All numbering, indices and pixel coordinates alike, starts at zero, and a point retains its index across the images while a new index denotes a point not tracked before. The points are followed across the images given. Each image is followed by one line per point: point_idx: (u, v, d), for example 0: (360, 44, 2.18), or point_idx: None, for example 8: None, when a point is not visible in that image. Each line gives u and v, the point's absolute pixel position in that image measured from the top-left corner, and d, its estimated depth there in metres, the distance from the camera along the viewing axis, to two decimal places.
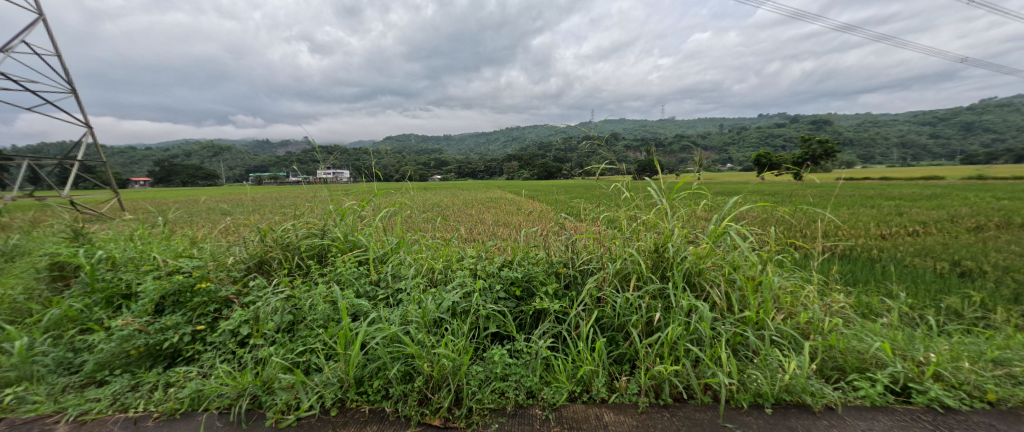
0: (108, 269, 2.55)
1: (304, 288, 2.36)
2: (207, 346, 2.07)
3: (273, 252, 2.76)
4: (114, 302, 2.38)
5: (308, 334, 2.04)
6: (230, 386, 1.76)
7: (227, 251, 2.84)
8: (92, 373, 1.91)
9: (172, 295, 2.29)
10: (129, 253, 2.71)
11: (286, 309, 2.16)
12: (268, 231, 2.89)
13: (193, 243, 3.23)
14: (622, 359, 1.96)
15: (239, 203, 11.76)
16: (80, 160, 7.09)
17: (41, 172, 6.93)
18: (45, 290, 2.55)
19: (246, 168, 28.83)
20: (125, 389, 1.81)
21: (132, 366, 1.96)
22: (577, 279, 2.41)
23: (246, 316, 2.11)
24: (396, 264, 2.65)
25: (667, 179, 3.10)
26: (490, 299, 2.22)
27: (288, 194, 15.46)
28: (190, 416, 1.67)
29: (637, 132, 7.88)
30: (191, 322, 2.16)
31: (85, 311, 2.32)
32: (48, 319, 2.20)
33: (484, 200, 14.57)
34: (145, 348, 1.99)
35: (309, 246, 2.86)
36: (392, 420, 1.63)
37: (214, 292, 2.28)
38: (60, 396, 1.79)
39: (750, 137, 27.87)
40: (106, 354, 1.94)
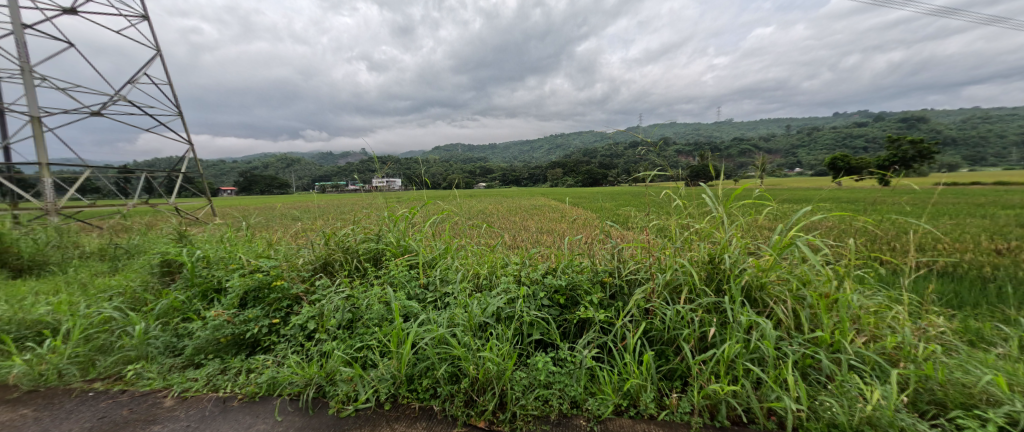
0: (203, 266, 2.93)
1: (362, 289, 2.56)
2: (280, 337, 2.31)
3: (335, 255, 3.01)
4: (208, 296, 2.76)
5: (365, 332, 2.21)
6: (299, 375, 1.95)
7: (297, 252, 3.12)
8: (191, 357, 2.22)
9: (253, 291, 2.59)
10: (218, 253, 3.09)
11: (346, 307, 2.36)
12: (331, 235, 3.16)
13: (269, 245, 3.62)
14: (673, 375, 1.87)
15: (306, 210, 12.99)
16: (182, 172, 8.25)
17: (155, 183, 8.15)
18: (158, 282, 3.04)
19: (313, 177, 31.60)
20: (217, 372, 2.07)
21: (221, 352, 2.25)
22: (623, 290, 2.35)
23: (312, 312, 2.33)
24: (444, 268, 2.78)
25: (726, 185, 2.90)
26: (533, 306, 2.23)
27: (347, 202, 16.72)
28: (267, 400, 1.87)
29: (690, 136, 7.41)
30: (268, 315, 2.44)
31: (187, 302, 2.70)
32: (159, 308, 2.60)
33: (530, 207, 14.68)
34: (232, 336, 2.27)
35: (366, 250, 3.09)
36: (440, 419, 1.70)
37: (287, 289, 2.57)
38: (166, 374, 2.10)
39: (824, 138, 25.17)
40: (202, 341, 2.25)
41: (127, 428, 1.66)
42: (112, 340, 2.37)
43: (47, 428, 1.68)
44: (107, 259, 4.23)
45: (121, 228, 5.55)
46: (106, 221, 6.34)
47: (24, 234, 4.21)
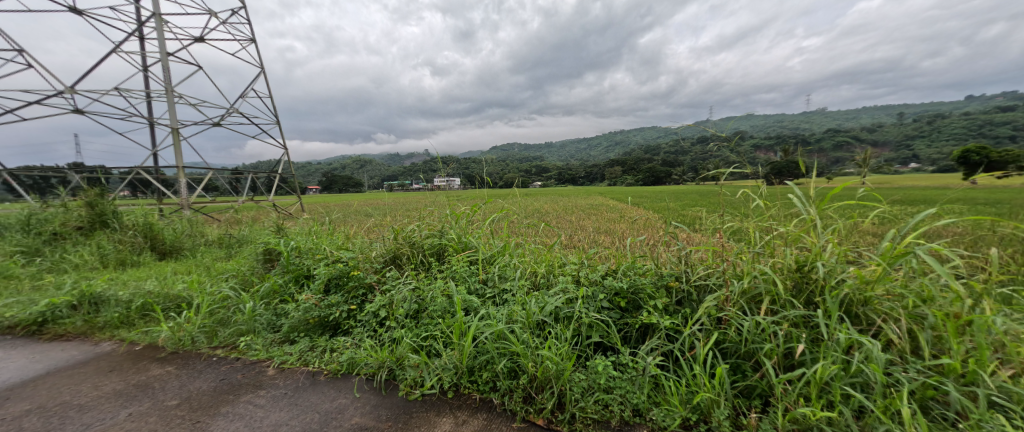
0: (296, 255, 3.33)
1: (426, 282, 2.71)
2: (357, 322, 2.55)
3: (403, 249, 3.22)
4: (299, 281, 3.13)
5: (430, 322, 2.34)
6: (374, 358, 2.13)
7: (370, 245, 3.40)
8: (287, 333, 2.54)
9: (335, 279, 2.88)
10: (307, 244, 3.49)
11: (412, 298, 2.52)
12: (399, 230, 3.39)
13: (347, 238, 4.00)
14: (751, 393, 1.70)
15: (377, 207, 14.11)
16: (279, 173, 9.46)
17: (258, 183, 9.45)
18: (261, 267, 3.51)
19: (384, 177, 34.22)
20: (307, 349, 2.35)
21: (310, 332, 2.54)
22: (691, 296, 2.19)
23: (383, 301, 2.53)
24: (502, 265, 2.83)
25: (818, 184, 2.55)
26: (593, 307, 2.17)
27: (412, 200, 17.84)
28: (346, 377, 2.07)
29: (771, 129, 6.67)
30: (347, 301, 2.70)
31: (283, 286, 3.09)
32: (263, 290, 3.02)
33: (588, 207, 14.33)
34: (318, 318, 2.56)
35: (430, 245, 3.27)
36: (499, 412, 1.73)
37: (362, 278, 2.82)
38: (267, 347, 2.43)
39: (952, 128, 20.94)
40: (295, 321, 2.57)
41: (240, 390, 1.96)
42: (229, 315, 2.81)
43: (185, 383, 2.04)
44: (224, 246, 5.01)
45: (234, 220, 6.54)
46: (224, 214, 7.51)
47: (168, 224, 5.17)
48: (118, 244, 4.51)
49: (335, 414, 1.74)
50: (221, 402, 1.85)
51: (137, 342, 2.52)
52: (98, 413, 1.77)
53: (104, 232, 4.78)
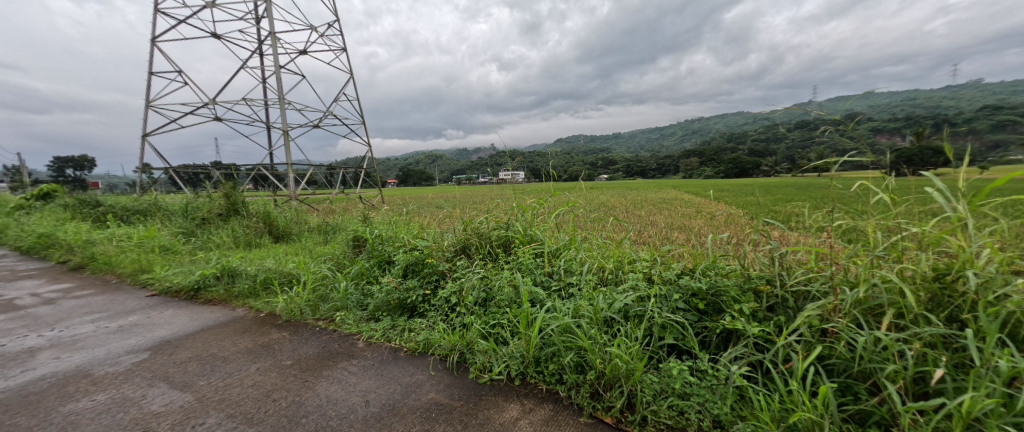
0: (379, 242, 3.67)
1: (494, 271, 2.80)
2: (431, 306, 2.74)
3: (471, 239, 3.35)
4: (382, 265, 3.46)
5: (497, 311, 2.42)
6: (446, 341, 2.27)
7: (442, 235, 3.59)
8: (373, 312, 2.83)
9: (412, 265, 3.12)
10: (388, 233, 3.82)
11: (481, 287, 2.62)
12: (468, 221, 3.53)
13: (422, 228, 4.30)
14: (864, 420, 1.46)
15: (449, 199, 14.88)
16: (365, 168, 10.46)
17: (349, 177, 10.57)
18: (351, 251, 3.94)
19: (455, 170, 36.04)
20: (389, 327, 2.60)
21: (392, 312, 2.80)
22: (786, 303, 1.94)
23: (455, 288, 2.67)
24: (568, 259, 2.80)
25: (971, 175, 2.06)
26: (667, 307, 2.04)
27: (480, 192, 18.50)
28: (422, 356, 2.24)
29: (899, 109, 5.52)
30: (422, 286, 2.90)
31: (369, 269, 3.44)
32: (353, 272, 3.40)
33: (661, 201, 13.46)
34: (398, 300, 2.80)
35: (497, 236, 3.35)
36: (565, 404, 1.73)
37: (436, 266, 3.01)
38: (357, 323, 2.73)
39: None
40: (379, 301, 2.84)
41: (337, 358, 2.24)
42: (327, 292, 3.22)
43: (296, 347, 2.40)
44: (323, 233, 5.72)
45: (330, 210, 7.43)
46: (322, 204, 8.58)
47: (281, 213, 6.06)
48: (246, 229, 5.42)
49: (414, 388, 1.89)
50: (322, 366, 2.14)
51: (261, 310, 3.03)
52: (235, 364, 2.17)
53: (236, 218, 5.78)
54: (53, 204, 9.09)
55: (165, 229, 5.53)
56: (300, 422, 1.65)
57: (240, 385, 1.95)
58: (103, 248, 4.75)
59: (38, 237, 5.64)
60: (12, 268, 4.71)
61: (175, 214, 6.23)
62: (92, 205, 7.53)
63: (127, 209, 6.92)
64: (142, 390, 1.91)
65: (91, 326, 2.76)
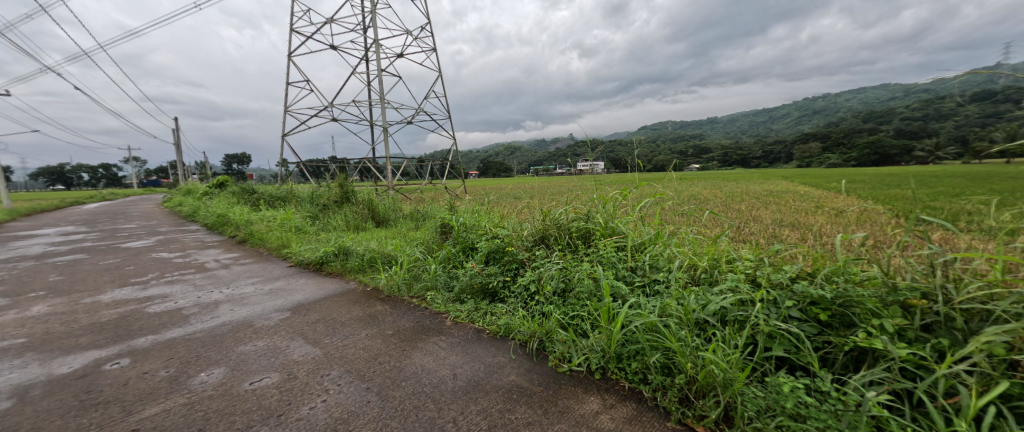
0: (463, 229, 3.89)
1: (574, 263, 2.77)
2: (511, 293, 2.83)
3: (550, 230, 3.34)
4: (466, 251, 3.67)
5: (576, 303, 2.40)
6: (526, 327, 2.33)
7: (522, 225, 3.64)
8: (458, 294, 3.03)
9: (494, 252, 3.25)
10: (472, 221, 4.02)
11: (560, 277, 2.62)
12: (547, 212, 3.51)
13: (503, 217, 4.43)
14: None
15: (527, 190, 15.06)
16: (449, 160, 11.08)
17: (434, 169, 11.33)
18: (438, 237, 4.24)
19: (530, 161, 36.54)
20: (473, 309, 2.75)
21: (475, 295, 2.96)
22: (945, 323, 1.58)
23: (534, 276, 2.73)
24: (654, 254, 2.64)
25: None
26: (775, 315, 1.82)
27: (558, 183, 18.40)
28: (503, 339, 2.33)
29: None
30: (502, 273, 3.02)
31: (455, 254, 3.67)
32: (441, 256, 3.66)
33: (764, 194, 11.88)
34: (481, 285, 2.95)
35: (576, 228, 3.31)
36: (650, 406, 1.66)
37: (515, 254, 3.10)
38: (445, 303, 2.95)
39: None
40: (464, 284, 3.02)
41: (428, 333, 2.45)
42: (419, 272, 3.54)
43: (395, 319, 2.69)
44: (415, 219, 6.25)
45: (419, 199, 8.06)
46: (412, 194, 9.39)
47: (380, 201, 6.78)
48: (354, 214, 6.20)
49: (496, 368, 1.99)
50: (416, 339, 2.36)
51: (368, 285, 3.49)
52: (347, 329, 2.51)
53: (346, 205, 6.64)
54: (224, 191, 11.63)
55: (298, 213, 6.68)
56: (400, 385, 1.85)
57: (353, 346, 2.26)
58: (255, 227, 5.90)
59: (217, 216, 7.31)
60: (198, 239, 6.14)
61: (303, 200, 7.46)
62: (251, 193, 9.50)
63: (273, 196, 8.65)
64: (287, 341, 2.33)
65: (251, 287, 3.46)
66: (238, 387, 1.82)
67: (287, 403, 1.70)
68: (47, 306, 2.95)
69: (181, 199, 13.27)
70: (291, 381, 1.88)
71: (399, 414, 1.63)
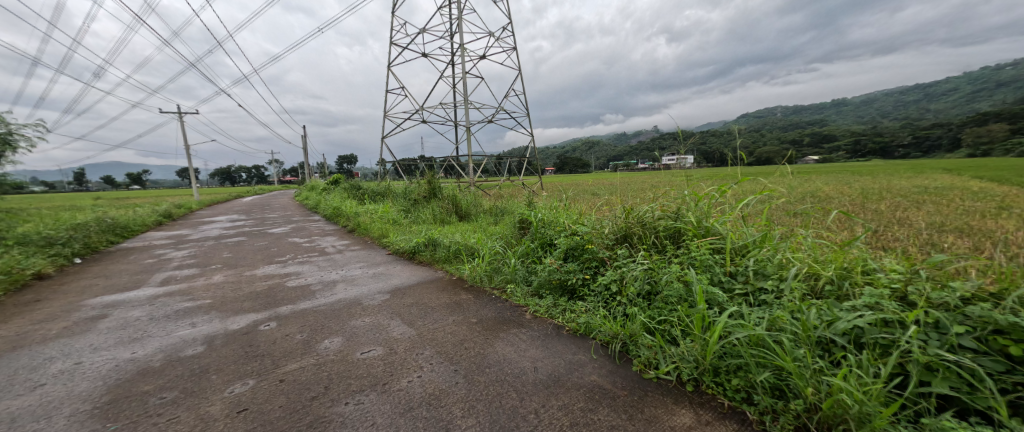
0: (542, 226, 3.92)
1: (661, 264, 2.60)
2: (591, 291, 2.78)
3: (634, 229, 3.18)
4: (544, 247, 3.70)
5: (665, 307, 2.25)
6: (609, 328, 2.27)
7: (601, 222, 3.52)
8: (537, 288, 3.07)
9: (572, 249, 3.21)
10: (550, 217, 4.02)
11: (645, 279, 2.48)
12: (630, 209, 3.35)
13: (582, 214, 4.34)
14: None
15: (606, 187, 14.54)
16: (527, 157, 11.24)
17: (514, 166, 11.60)
18: (517, 232, 4.35)
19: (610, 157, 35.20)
20: (552, 305, 2.77)
21: (553, 291, 2.97)
22: None
23: (616, 276, 2.64)
24: (760, 259, 2.34)
25: None
26: (935, 342, 1.47)
27: (640, 179, 17.43)
28: (583, 338, 2.30)
29: None
30: (582, 271, 2.97)
31: (533, 250, 3.73)
32: (520, 251, 3.74)
33: (910, 191, 9.63)
34: (559, 281, 2.95)
35: (664, 227, 3.09)
36: (754, 428, 1.49)
37: (596, 252, 3.02)
38: (524, 296, 3.02)
39: None
40: (543, 279, 3.05)
41: (509, 324, 2.54)
42: (500, 265, 3.67)
43: (478, 308, 2.84)
44: (495, 214, 6.48)
45: (498, 195, 8.35)
46: (492, 190, 9.75)
47: (463, 196, 7.17)
48: (440, 209, 6.68)
49: (577, 366, 1.97)
50: (498, 329, 2.46)
51: (454, 274, 3.74)
52: (436, 314, 2.74)
53: (434, 200, 7.18)
54: (338, 186, 13.53)
55: (394, 207, 7.45)
56: (485, 371, 1.95)
57: (443, 330, 2.45)
58: (361, 218, 6.75)
59: (333, 209, 8.56)
60: (319, 228, 7.26)
61: (398, 196, 8.28)
62: (357, 189, 10.88)
63: (374, 192, 9.78)
64: (388, 320, 2.63)
65: (359, 270, 3.98)
66: (352, 355, 2.12)
67: (390, 375, 1.92)
68: (221, 276, 3.80)
69: (307, 194, 15.81)
70: (392, 356, 2.12)
71: (485, 398, 1.72)
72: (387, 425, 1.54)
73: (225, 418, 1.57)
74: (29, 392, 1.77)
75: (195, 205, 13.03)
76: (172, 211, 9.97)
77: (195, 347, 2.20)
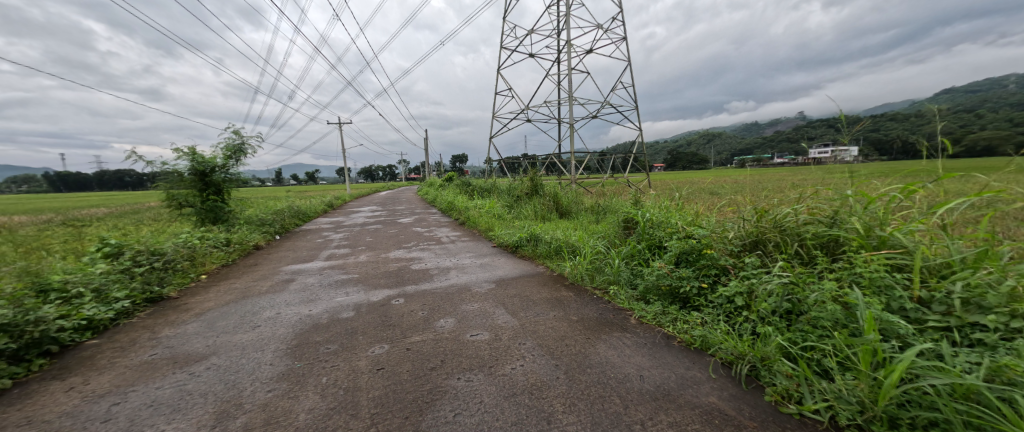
0: (650, 226, 3.65)
1: (807, 279, 2.17)
2: (709, 303, 2.50)
3: (770, 234, 2.72)
4: (652, 249, 3.45)
5: (811, 331, 1.88)
6: (733, 346, 2.00)
7: (723, 225, 3.11)
8: (643, 293, 2.89)
9: (686, 253, 2.91)
10: (660, 217, 3.71)
11: (784, 295, 2.11)
12: (764, 212, 2.87)
13: (697, 215, 3.89)
14: None
15: (728, 185, 12.75)
16: (635, 153, 10.59)
17: (619, 162, 11.04)
18: (621, 232, 4.14)
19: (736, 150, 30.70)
20: (661, 312, 2.57)
21: (662, 297, 2.75)
22: None
23: (742, 288, 2.31)
24: (971, 285, 1.76)
25: None
26: None
27: (774, 177, 14.80)
28: (700, 353, 2.08)
29: None
30: (698, 278, 2.68)
31: (639, 251, 3.51)
32: (624, 251, 3.55)
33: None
34: (670, 287, 2.71)
35: (812, 234, 2.56)
36: None
37: (716, 259, 2.69)
38: (629, 300, 2.87)
39: None
40: (650, 283, 2.84)
41: (612, 326, 2.46)
42: (602, 265, 3.55)
43: (580, 307, 2.82)
44: (596, 213, 6.29)
45: (602, 193, 8.07)
46: (595, 187, 9.49)
47: (565, 194, 7.15)
48: (542, 206, 6.79)
49: (691, 383, 1.79)
50: (601, 330, 2.40)
51: (555, 271, 3.78)
52: (538, 307, 2.81)
53: (536, 197, 7.34)
54: (452, 183, 14.91)
55: (499, 203, 7.87)
56: (587, 371, 1.93)
57: (544, 324, 2.51)
58: (470, 213, 7.32)
59: (447, 203, 9.49)
60: (436, 220, 8.13)
61: (503, 192, 8.72)
62: (468, 185, 11.82)
63: (482, 188, 10.48)
64: (493, 308, 2.81)
65: (468, 260, 4.34)
66: (463, 336, 2.33)
67: (495, 359, 2.05)
68: (364, 256, 4.58)
69: (427, 189, 17.87)
70: (498, 342, 2.26)
71: (586, 398, 1.70)
72: (493, 405, 1.65)
73: (368, 372, 1.90)
74: (252, 330, 2.44)
75: (347, 197, 15.98)
76: (332, 202, 12.44)
77: (348, 312, 2.71)
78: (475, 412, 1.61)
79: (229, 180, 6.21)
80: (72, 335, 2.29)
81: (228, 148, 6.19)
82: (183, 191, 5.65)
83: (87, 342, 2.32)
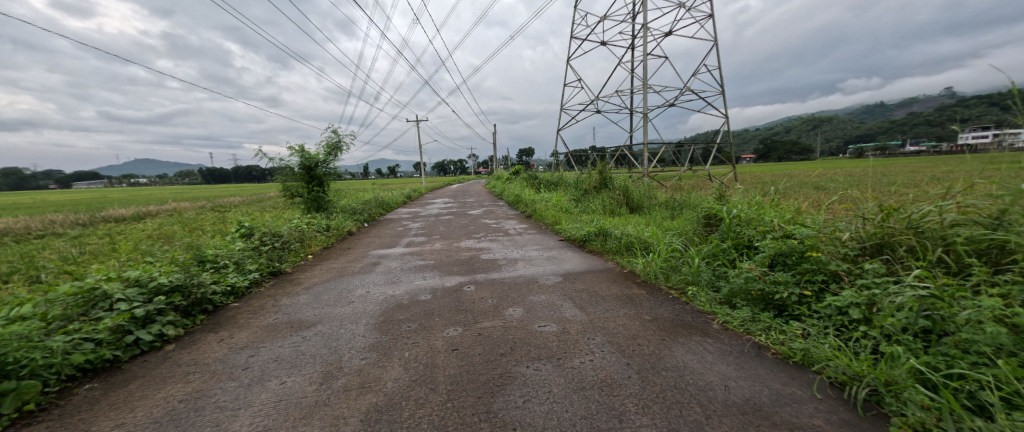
0: (737, 223, 3.29)
1: (957, 293, 1.76)
2: (813, 313, 2.17)
3: (901, 238, 2.26)
4: (740, 250, 3.11)
5: (961, 357, 1.53)
6: (846, 365, 1.72)
7: (833, 224, 2.66)
8: (728, 296, 2.62)
9: (783, 255, 2.56)
10: (749, 213, 3.31)
11: (920, 310, 1.74)
12: (892, 210, 2.39)
13: (797, 212, 3.40)
14: None
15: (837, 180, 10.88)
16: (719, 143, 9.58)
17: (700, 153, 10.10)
18: (701, 229, 3.80)
19: None
20: (750, 319, 2.31)
21: (751, 302, 2.46)
22: None
23: (861, 299, 1.96)
24: None
25: None
26: None
27: (903, 170, 12.22)
28: (801, 368, 1.82)
29: None
30: (799, 284, 2.34)
31: (723, 251, 3.18)
32: (706, 250, 3.25)
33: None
34: (761, 292, 2.41)
35: (965, 239, 2.07)
36: None
37: (824, 263, 2.32)
38: (710, 302, 2.63)
39: None
40: (738, 286, 2.57)
41: (691, 330, 2.28)
42: (678, 264, 3.31)
43: (653, 306, 2.66)
44: (671, 208, 5.86)
45: (678, 187, 7.48)
46: (671, 181, 8.82)
47: (636, 187, 6.77)
48: (611, 200, 6.52)
49: (789, 401, 1.59)
50: (678, 333, 2.24)
51: (625, 267, 3.62)
52: (607, 304, 2.72)
53: (605, 190, 7.08)
54: (519, 176, 15.07)
55: (566, 196, 7.75)
56: (662, 374, 1.82)
57: (615, 321, 2.42)
58: (537, 205, 7.35)
59: (515, 196, 9.63)
60: (504, 212, 8.32)
61: (570, 185, 8.57)
62: (535, 178, 11.86)
63: (550, 180, 10.42)
64: (561, 301, 2.79)
65: (535, 252, 4.38)
66: (532, 326, 2.36)
67: (563, 351, 2.04)
68: (439, 244, 4.90)
69: (495, 182, 18.31)
70: (566, 335, 2.24)
71: (662, 402, 1.61)
72: (562, 396, 1.65)
73: (444, 352, 2.04)
74: (347, 304, 2.77)
75: (423, 189, 17.14)
76: (411, 193, 13.46)
77: (426, 295, 2.93)
78: (544, 400, 1.62)
79: (329, 174, 7.07)
80: (221, 298, 2.85)
81: (329, 146, 7.05)
82: (295, 183, 6.60)
83: (231, 305, 2.85)
